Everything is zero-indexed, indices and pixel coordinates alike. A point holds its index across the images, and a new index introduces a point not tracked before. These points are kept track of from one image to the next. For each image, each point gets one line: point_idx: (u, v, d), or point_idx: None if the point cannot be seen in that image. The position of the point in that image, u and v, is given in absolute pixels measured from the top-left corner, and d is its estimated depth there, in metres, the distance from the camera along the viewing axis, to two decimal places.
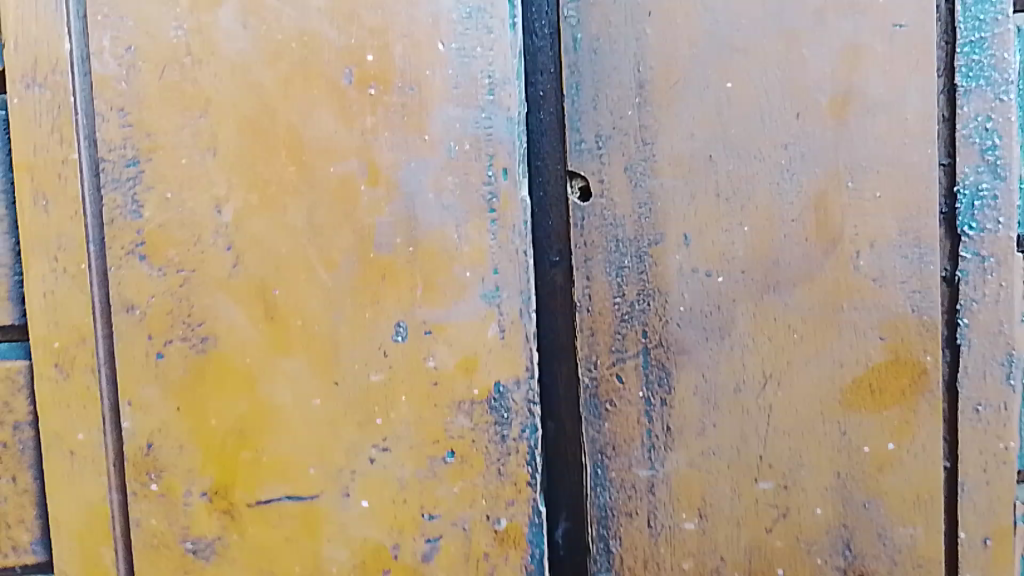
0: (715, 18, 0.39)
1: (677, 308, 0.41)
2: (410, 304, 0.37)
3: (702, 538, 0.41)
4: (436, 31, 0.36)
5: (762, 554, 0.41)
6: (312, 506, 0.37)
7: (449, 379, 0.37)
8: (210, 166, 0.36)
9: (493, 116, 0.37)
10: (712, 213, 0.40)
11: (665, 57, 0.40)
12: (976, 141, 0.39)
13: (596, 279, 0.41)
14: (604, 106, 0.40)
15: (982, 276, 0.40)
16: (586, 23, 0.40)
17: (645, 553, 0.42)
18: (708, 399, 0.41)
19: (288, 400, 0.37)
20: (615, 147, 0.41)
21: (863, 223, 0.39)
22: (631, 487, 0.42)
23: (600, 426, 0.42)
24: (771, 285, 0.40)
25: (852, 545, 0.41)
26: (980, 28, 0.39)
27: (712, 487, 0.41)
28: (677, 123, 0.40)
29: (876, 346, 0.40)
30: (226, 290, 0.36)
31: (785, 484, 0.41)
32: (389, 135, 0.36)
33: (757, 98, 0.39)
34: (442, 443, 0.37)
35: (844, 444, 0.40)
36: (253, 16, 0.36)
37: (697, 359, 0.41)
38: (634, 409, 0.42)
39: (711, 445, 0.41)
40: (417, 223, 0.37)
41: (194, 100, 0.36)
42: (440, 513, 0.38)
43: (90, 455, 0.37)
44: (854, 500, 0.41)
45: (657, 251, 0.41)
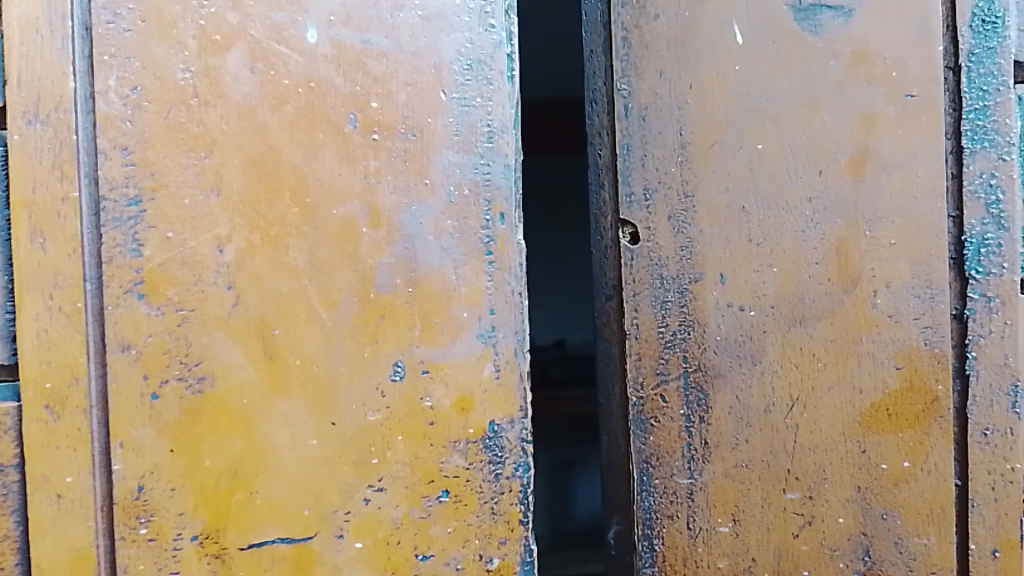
0: (748, 89, 0.41)
1: (714, 338, 0.42)
2: (409, 344, 0.37)
3: (736, 542, 0.42)
4: (439, 80, 0.37)
5: (790, 557, 0.42)
6: (305, 548, 0.36)
7: (445, 418, 0.37)
8: (213, 206, 0.36)
9: (492, 163, 0.37)
10: (745, 255, 0.41)
11: (705, 119, 0.41)
12: (982, 196, 0.41)
13: (642, 312, 0.42)
14: (651, 164, 0.42)
15: (988, 314, 0.41)
16: (634, 90, 0.42)
17: (684, 553, 0.42)
18: (742, 418, 0.42)
19: (285, 440, 0.36)
20: (661, 198, 0.42)
21: (880, 264, 0.41)
22: (673, 493, 0.42)
23: (645, 439, 0.42)
24: (797, 320, 0.41)
25: (871, 551, 0.42)
26: (984, 97, 0.41)
27: (746, 496, 0.42)
28: (714, 175, 0.41)
29: (892, 374, 0.41)
30: (224, 330, 0.36)
31: (810, 495, 0.42)
32: (390, 179, 0.37)
33: (784, 156, 0.41)
34: (437, 482, 0.37)
35: (864, 460, 0.41)
36: (261, 60, 0.36)
37: (732, 383, 0.42)
38: (677, 425, 0.42)
39: (745, 458, 0.42)
40: (417, 264, 0.37)
41: (198, 141, 0.36)
42: (433, 554, 0.37)
43: (78, 498, 0.36)
44: (873, 511, 0.42)
45: (698, 289, 0.42)
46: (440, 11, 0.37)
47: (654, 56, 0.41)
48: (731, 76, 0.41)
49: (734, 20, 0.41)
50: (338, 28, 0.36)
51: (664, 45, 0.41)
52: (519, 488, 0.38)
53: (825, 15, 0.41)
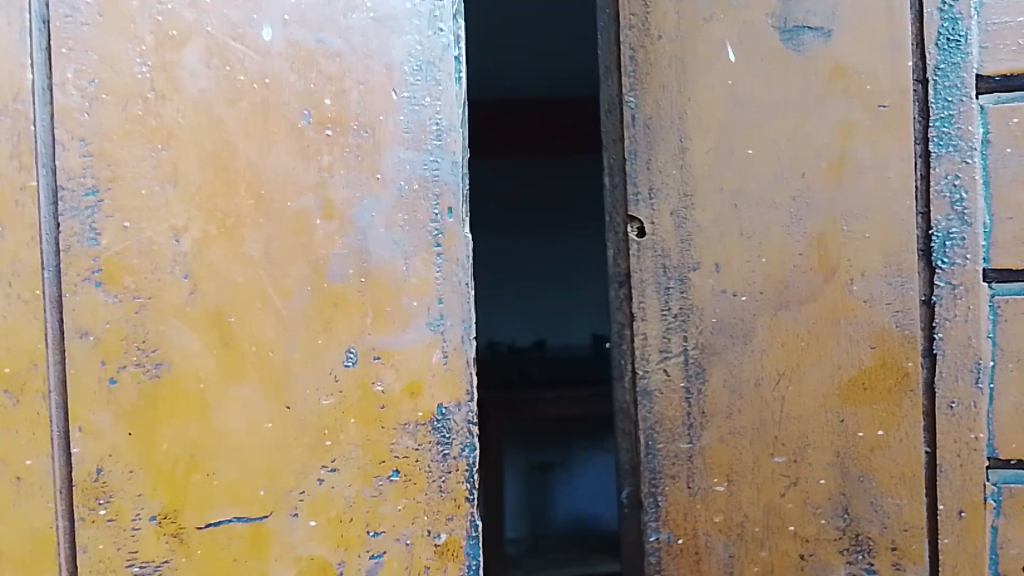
0: (738, 102, 0.45)
1: (710, 321, 0.46)
2: (360, 331, 0.38)
3: (730, 499, 0.47)
4: (390, 80, 0.38)
5: (776, 514, 0.46)
6: (261, 526, 0.38)
7: (395, 403, 0.39)
8: (170, 198, 0.37)
9: (440, 160, 0.39)
10: (736, 247, 0.46)
11: (701, 126, 0.46)
12: (947, 195, 0.44)
13: (647, 296, 0.47)
14: (655, 166, 0.46)
15: (953, 299, 0.44)
16: (641, 101, 0.46)
17: (685, 508, 0.47)
18: (734, 390, 0.46)
19: (241, 425, 0.38)
20: (664, 196, 0.46)
21: (856, 257, 0.45)
22: (675, 456, 0.47)
23: (651, 408, 0.47)
24: (782, 304, 0.46)
25: (850, 509, 0.46)
26: (949, 106, 0.44)
27: (738, 460, 0.46)
28: (711, 178, 0.46)
29: (867, 352, 0.45)
30: (181, 317, 0.37)
31: (795, 459, 0.46)
32: (342, 174, 0.38)
33: (772, 161, 0.45)
34: (387, 462, 0.39)
35: (840, 428, 0.46)
36: (217, 57, 0.37)
37: (726, 360, 0.46)
38: (678, 397, 0.47)
39: (737, 426, 0.46)
40: (369, 255, 0.38)
41: (156, 134, 0.37)
42: (383, 530, 0.39)
43: (37, 481, 0.37)
44: (851, 474, 0.45)
45: (697, 278, 0.46)
46: (391, 14, 0.38)
47: (657, 74, 0.46)
48: (724, 89, 0.45)
49: (728, 41, 0.45)
50: (292, 27, 0.38)
51: (666, 62, 0.46)
52: (466, 467, 0.39)
53: (807, 36, 0.45)
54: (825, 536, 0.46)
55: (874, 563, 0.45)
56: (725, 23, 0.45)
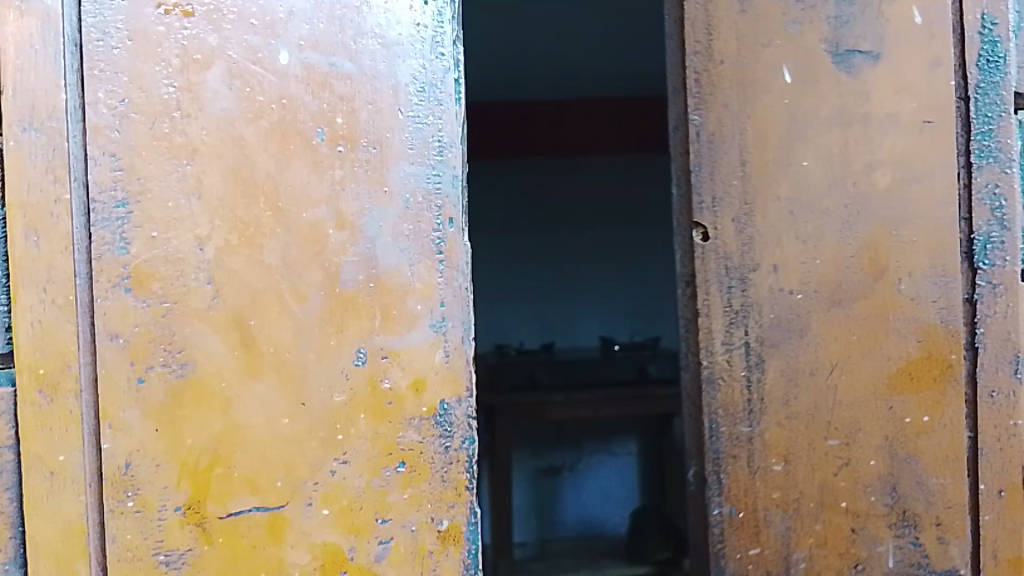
0: (795, 119, 0.49)
1: (769, 316, 0.49)
2: (370, 333, 0.41)
3: (787, 477, 0.50)
4: (395, 100, 0.41)
5: (831, 493, 0.49)
6: (278, 515, 0.41)
7: (401, 398, 0.41)
8: (195, 210, 0.40)
9: (442, 174, 0.42)
10: (793, 249, 0.49)
11: (760, 141, 0.49)
12: (988, 201, 0.49)
13: (711, 294, 0.49)
14: (717, 177, 0.49)
15: (993, 297, 0.49)
16: (705, 119, 0.49)
17: (746, 486, 0.50)
18: (792, 380, 0.49)
19: (259, 420, 0.40)
20: (726, 204, 0.49)
21: (903, 258, 0.49)
22: (737, 440, 0.49)
23: (714, 395, 0.49)
24: (836, 301, 0.49)
25: (897, 487, 0.49)
26: (989, 122, 0.49)
27: (795, 444, 0.49)
28: (770, 186, 0.49)
29: (914, 345, 0.49)
30: (204, 321, 0.40)
31: (848, 442, 0.49)
32: (353, 187, 0.41)
33: (825, 174, 0.49)
34: (394, 454, 0.41)
35: (890, 414, 0.49)
36: (238, 78, 0.40)
37: (784, 352, 0.49)
38: (739, 386, 0.49)
39: (794, 413, 0.49)
40: (377, 262, 0.41)
41: (181, 150, 0.40)
42: (391, 518, 0.41)
43: (70, 475, 0.40)
44: (899, 457, 0.49)
45: (756, 277, 0.49)
46: (397, 40, 0.41)
47: (721, 95, 0.49)
48: (781, 108, 0.49)
49: (784, 64, 0.49)
50: (307, 51, 0.41)
51: (728, 83, 0.49)
52: (466, 458, 0.42)
53: (858, 58, 0.49)
54: (875, 512, 0.49)
55: (920, 537, 0.49)
56: (782, 48, 0.49)
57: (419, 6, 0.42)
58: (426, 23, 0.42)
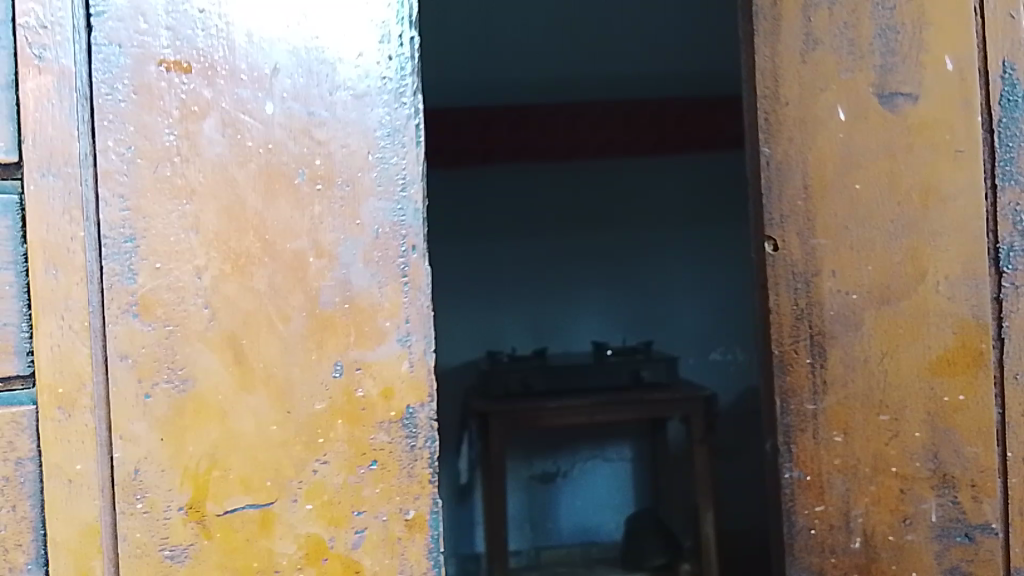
0: (847, 150, 0.59)
1: (829, 314, 0.60)
2: (345, 347, 0.46)
3: (847, 446, 0.60)
4: (365, 144, 0.47)
5: (882, 459, 0.59)
6: (268, 511, 0.46)
7: (373, 404, 0.47)
8: (193, 243, 0.46)
9: (406, 208, 0.47)
10: (847, 258, 0.59)
11: (819, 168, 0.60)
12: (1012, 216, 0.58)
13: (782, 294, 0.60)
14: (784, 198, 0.60)
15: (1015, 294, 0.58)
16: (773, 151, 0.60)
17: (812, 452, 0.60)
18: (849, 365, 0.59)
19: (250, 427, 0.46)
20: (790, 221, 0.60)
21: (941, 264, 0.58)
22: (803, 415, 0.60)
23: (784, 377, 0.60)
24: (886, 299, 0.59)
25: (938, 455, 0.59)
26: (1011, 150, 0.58)
27: (853, 419, 0.60)
28: (828, 205, 0.60)
29: (951, 336, 0.58)
30: (203, 340, 0.45)
31: (896, 416, 0.59)
32: (330, 221, 0.46)
33: (872, 195, 0.59)
34: (367, 454, 0.46)
35: (931, 394, 0.59)
36: (229, 127, 0.46)
37: (842, 343, 0.60)
38: (805, 371, 0.60)
39: (851, 392, 0.60)
40: (351, 285, 0.46)
41: (181, 191, 0.46)
42: (365, 510, 0.46)
43: (86, 483, 0.45)
44: (939, 428, 0.59)
45: (818, 280, 0.60)
46: (367, 92, 0.47)
47: (786, 131, 0.60)
48: (836, 141, 0.60)
49: (840, 105, 0.60)
50: (289, 102, 0.46)
51: (792, 122, 0.60)
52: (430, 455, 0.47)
53: (900, 99, 0.59)
54: (920, 474, 0.59)
55: (958, 496, 0.59)
56: (837, 93, 0.60)
57: (384, 60, 0.48)
58: (390, 76, 0.48)
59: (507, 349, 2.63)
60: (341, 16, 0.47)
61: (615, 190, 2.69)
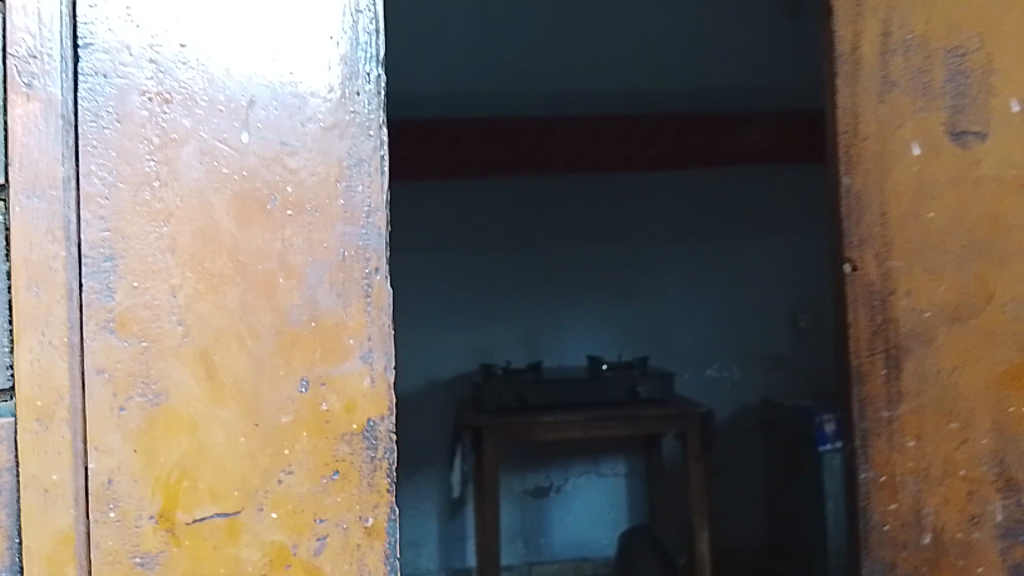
0: (921, 185, 0.72)
1: (905, 331, 0.72)
2: (311, 364, 0.49)
3: (919, 450, 0.73)
4: (335, 171, 0.50)
5: (952, 461, 0.73)
6: (235, 519, 0.48)
7: (337, 417, 0.49)
8: (169, 263, 0.48)
9: (370, 233, 0.51)
10: (920, 281, 0.72)
11: (895, 202, 0.72)
12: None
13: (860, 313, 0.72)
14: (863, 224, 0.72)
15: None
16: (852, 181, 0.72)
17: (888, 455, 0.73)
18: (922, 376, 0.73)
19: (220, 440, 0.48)
20: (868, 246, 0.72)
21: (1006, 291, 0.72)
22: (879, 421, 0.73)
23: (862, 387, 0.73)
24: (958, 319, 0.72)
25: (1002, 458, 0.72)
26: None
27: (926, 426, 0.73)
28: (904, 234, 0.72)
29: (1013, 354, 0.72)
30: (176, 357, 0.48)
31: (966, 423, 0.73)
32: (298, 245, 0.49)
33: (944, 226, 0.72)
34: (330, 464, 0.49)
35: (997, 404, 0.72)
36: (207, 155, 0.49)
37: (916, 355, 0.73)
38: (881, 379, 0.73)
39: (924, 401, 0.73)
40: (318, 304, 0.49)
41: (158, 214, 0.48)
42: (327, 517, 0.49)
43: (61, 492, 0.47)
44: (1004, 434, 0.72)
45: (895, 299, 0.72)
46: (338, 125, 0.50)
47: (863, 165, 0.72)
48: (912, 176, 0.72)
49: (914, 142, 0.72)
50: (264, 131, 0.49)
51: (870, 157, 0.72)
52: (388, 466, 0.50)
53: (970, 137, 0.72)
54: (986, 477, 0.72)
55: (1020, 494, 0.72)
56: (913, 131, 0.72)
57: (352, 95, 0.51)
58: (359, 111, 0.51)
59: (501, 361, 3.12)
60: (313, 51, 0.50)
61: (593, 226, 3.18)
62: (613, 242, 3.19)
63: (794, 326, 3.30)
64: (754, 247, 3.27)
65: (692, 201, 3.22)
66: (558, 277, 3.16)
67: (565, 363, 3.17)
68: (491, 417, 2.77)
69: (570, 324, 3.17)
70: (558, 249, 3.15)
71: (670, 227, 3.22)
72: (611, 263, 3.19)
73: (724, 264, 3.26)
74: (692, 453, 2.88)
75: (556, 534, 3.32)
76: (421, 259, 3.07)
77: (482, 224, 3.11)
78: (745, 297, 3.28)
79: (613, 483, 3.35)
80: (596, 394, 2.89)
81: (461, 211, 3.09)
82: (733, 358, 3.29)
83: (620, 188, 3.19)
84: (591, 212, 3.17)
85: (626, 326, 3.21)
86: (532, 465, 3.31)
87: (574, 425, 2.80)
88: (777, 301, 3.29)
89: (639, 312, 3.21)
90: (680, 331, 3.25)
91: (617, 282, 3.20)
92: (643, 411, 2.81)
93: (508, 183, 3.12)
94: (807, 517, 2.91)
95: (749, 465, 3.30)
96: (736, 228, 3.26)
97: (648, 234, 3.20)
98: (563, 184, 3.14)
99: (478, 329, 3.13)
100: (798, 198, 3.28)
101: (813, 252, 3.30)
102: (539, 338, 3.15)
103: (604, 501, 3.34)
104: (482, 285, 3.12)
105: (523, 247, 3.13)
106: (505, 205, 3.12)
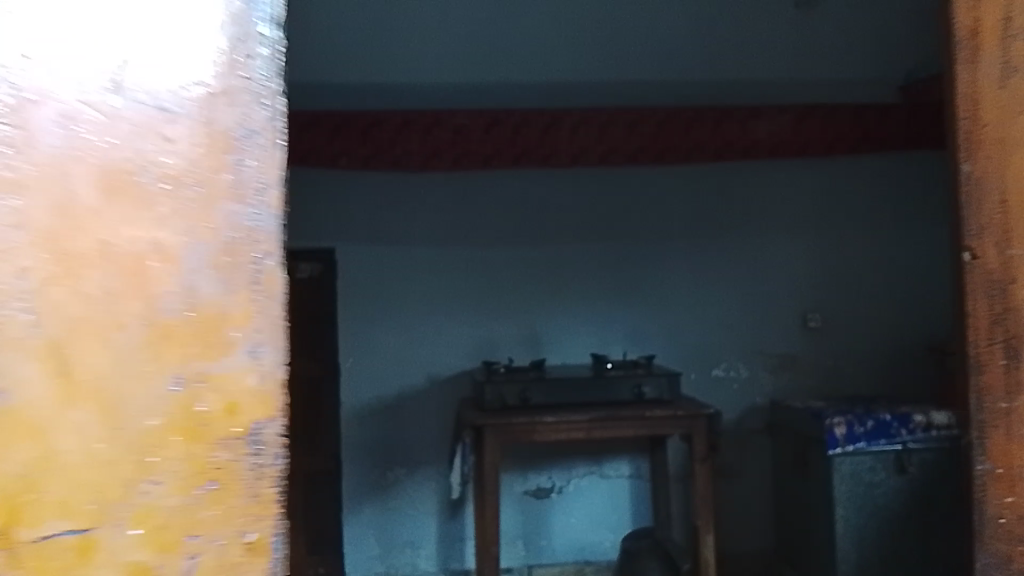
0: None
1: None
2: (187, 358, 0.52)
3: None
4: (223, 145, 0.53)
5: None
6: (87, 537, 0.50)
7: (215, 419, 0.53)
8: (21, 241, 0.49)
9: (262, 212, 0.54)
10: None
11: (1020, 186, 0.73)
12: None
13: (979, 298, 0.75)
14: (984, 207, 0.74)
15: None
16: (973, 166, 0.75)
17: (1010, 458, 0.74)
18: None
19: (73, 447, 0.49)
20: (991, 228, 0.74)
21: None
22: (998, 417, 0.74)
23: (979, 379, 0.75)
24: None
25: None
26: None
27: None
28: None
29: None
30: (21, 349, 0.48)
31: None
32: (178, 221, 0.52)
33: None
34: (205, 473, 0.52)
35: None
36: (70, 121, 0.50)
37: None
38: (1002, 374, 0.74)
39: None
40: (196, 293, 0.52)
41: (7, 186, 0.48)
42: (200, 534, 0.52)
43: None
44: None
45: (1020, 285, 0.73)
46: (222, 111, 0.53)
47: (984, 147, 0.75)
48: None
49: None
50: (140, 98, 0.51)
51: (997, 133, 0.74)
52: (274, 475, 0.54)
53: None
54: None
55: None
56: None
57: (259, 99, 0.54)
58: (254, 82, 0.54)
59: (505, 358, 3.24)
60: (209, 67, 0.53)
61: (609, 220, 3.28)
62: (622, 240, 3.28)
63: (802, 325, 3.36)
64: (763, 246, 3.35)
65: (703, 201, 3.31)
66: (569, 276, 3.27)
67: (571, 360, 3.27)
68: (491, 418, 2.75)
69: (577, 321, 3.27)
70: (570, 245, 3.26)
71: (678, 226, 3.30)
72: (621, 261, 3.29)
73: (731, 263, 3.33)
74: (696, 456, 2.83)
75: (558, 536, 3.26)
76: (434, 255, 3.22)
77: (497, 223, 3.24)
78: (752, 295, 3.34)
79: (617, 485, 3.29)
80: (599, 394, 2.87)
81: (476, 210, 3.23)
82: (741, 357, 3.34)
83: (631, 189, 3.28)
84: (602, 210, 3.26)
85: (633, 323, 3.30)
86: (534, 465, 3.25)
87: (576, 426, 2.77)
88: (784, 300, 3.35)
89: (645, 310, 3.30)
90: (687, 328, 3.32)
91: (625, 281, 3.29)
92: (645, 412, 2.77)
93: (523, 180, 3.24)
94: (816, 519, 2.94)
95: (757, 464, 3.32)
96: (744, 227, 3.33)
97: (657, 233, 3.30)
98: (575, 184, 3.26)
99: (487, 326, 3.24)
100: (810, 198, 3.36)
101: (822, 252, 3.37)
102: (546, 334, 3.26)
103: (608, 503, 3.28)
104: (493, 282, 3.24)
105: (535, 245, 3.25)
106: (519, 203, 3.24)
